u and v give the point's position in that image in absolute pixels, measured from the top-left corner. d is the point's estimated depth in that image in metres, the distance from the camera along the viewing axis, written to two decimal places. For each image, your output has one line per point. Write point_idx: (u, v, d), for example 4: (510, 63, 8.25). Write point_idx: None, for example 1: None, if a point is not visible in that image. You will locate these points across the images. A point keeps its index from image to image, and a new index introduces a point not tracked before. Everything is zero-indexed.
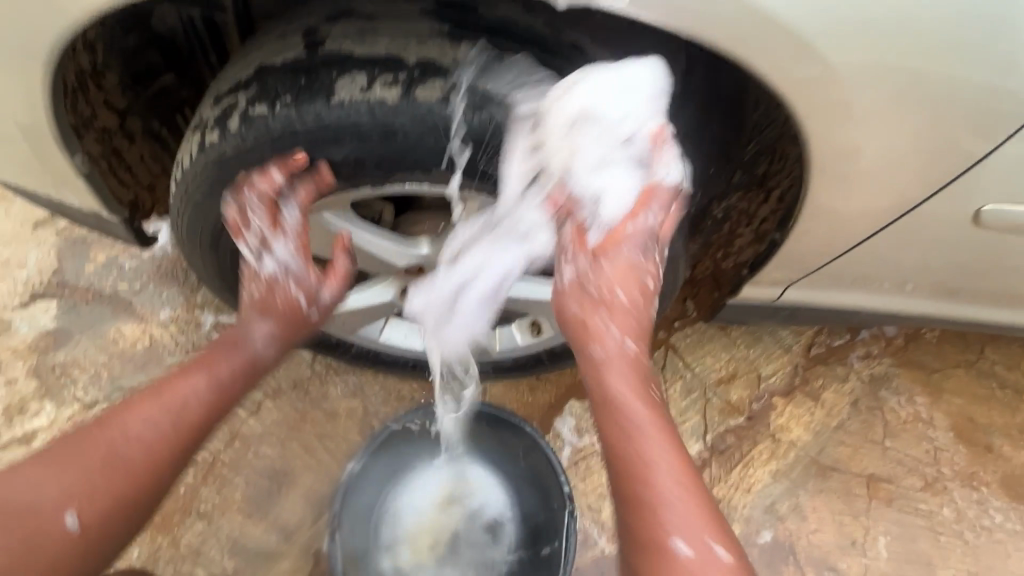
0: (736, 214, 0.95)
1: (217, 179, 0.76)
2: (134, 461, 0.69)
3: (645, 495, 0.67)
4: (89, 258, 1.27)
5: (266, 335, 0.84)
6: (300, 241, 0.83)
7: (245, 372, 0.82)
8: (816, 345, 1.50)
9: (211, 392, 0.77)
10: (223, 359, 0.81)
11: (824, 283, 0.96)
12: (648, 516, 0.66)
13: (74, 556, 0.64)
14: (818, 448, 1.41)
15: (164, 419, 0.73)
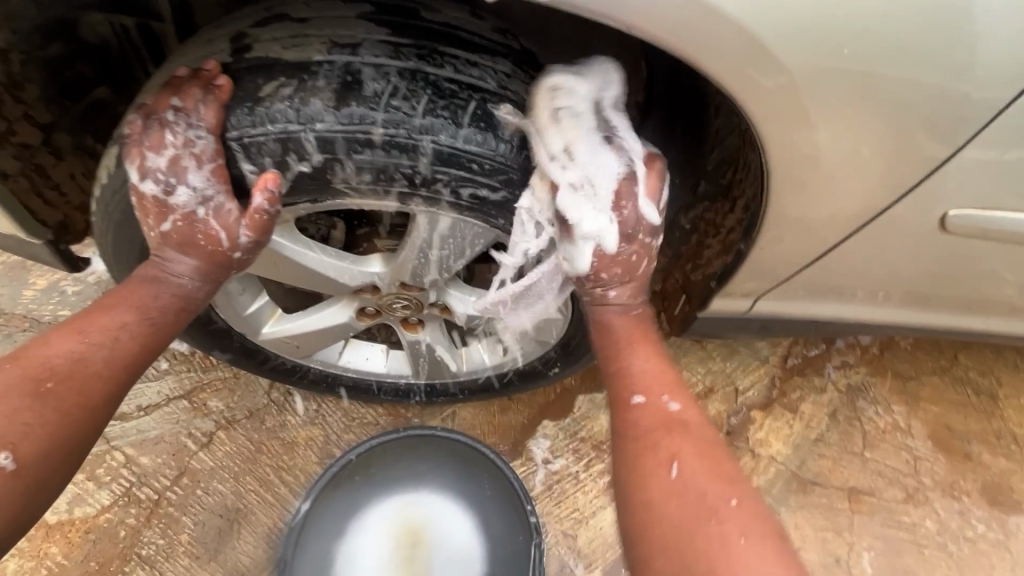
0: (703, 225, 0.92)
1: (139, 195, 0.69)
2: (65, 394, 0.63)
3: (639, 425, 0.71)
4: (28, 283, 1.19)
5: (190, 272, 0.73)
6: (219, 167, 0.68)
7: (173, 308, 0.72)
8: (792, 356, 1.48)
9: (141, 323, 0.70)
10: (145, 293, 0.72)
11: (794, 294, 0.93)
12: (640, 442, 0.70)
13: (10, 494, 0.59)
14: (799, 462, 1.37)
15: (93, 358, 0.66)
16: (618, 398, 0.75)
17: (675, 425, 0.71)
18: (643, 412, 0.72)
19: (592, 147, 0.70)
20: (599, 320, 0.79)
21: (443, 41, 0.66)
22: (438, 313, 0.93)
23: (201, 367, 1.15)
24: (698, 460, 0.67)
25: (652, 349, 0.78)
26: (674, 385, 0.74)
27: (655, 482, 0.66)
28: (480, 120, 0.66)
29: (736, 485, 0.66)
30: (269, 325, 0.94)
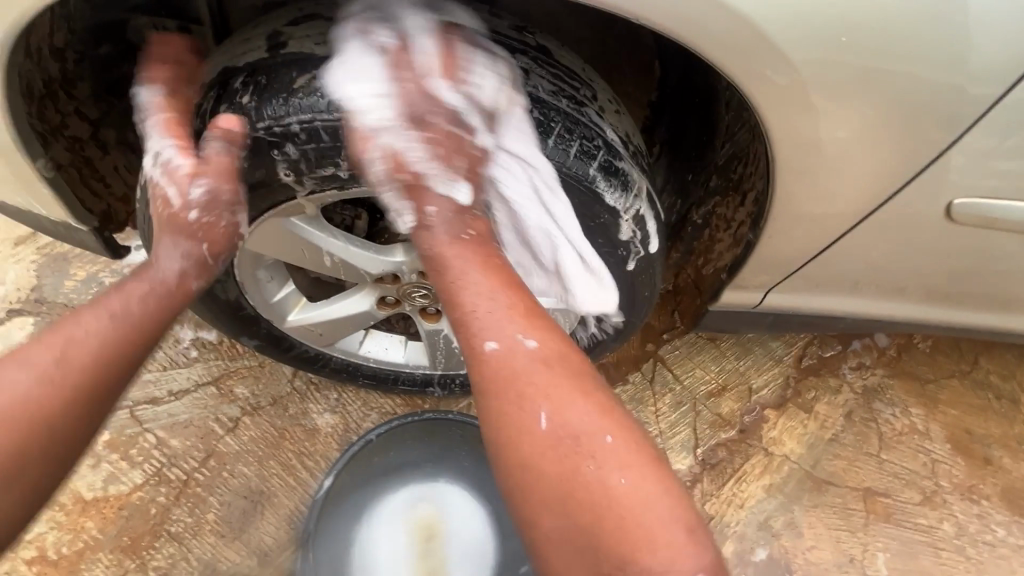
0: (714, 219, 0.94)
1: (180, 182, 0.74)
2: (26, 409, 0.60)
3: (497, 375, 0.64)
4: (69, 274, 1.26)
5: (179, 260, 0.73)
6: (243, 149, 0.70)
7: (152, 301, 0.70)
8: (807, 356, 1.48)
9: (118, 323, 0.67)
10: (124, 290, 0.70)
11: (804, 288, 0.94)
12: (502, 392, 0.64)
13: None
14: (813, 462, 1.37)
15: (58, 365, 0.63)
16: (469, 345, 0.67)
17: (535, 364, 0.64)
18: (500, 358, 0.65)
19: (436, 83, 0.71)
20: (439, 262, 0.72)
21: (461, 38, 0.70)
22: None
23: (229, 356, 1.20)
24: (566, 399, 0.62)
25: (500, 282, 0.70)
26: (529, 318, 0.67)
27: (527, 434, 0.61)
28: None
29: (612, 413, 0.63)
30: (294, 312, 0.98)
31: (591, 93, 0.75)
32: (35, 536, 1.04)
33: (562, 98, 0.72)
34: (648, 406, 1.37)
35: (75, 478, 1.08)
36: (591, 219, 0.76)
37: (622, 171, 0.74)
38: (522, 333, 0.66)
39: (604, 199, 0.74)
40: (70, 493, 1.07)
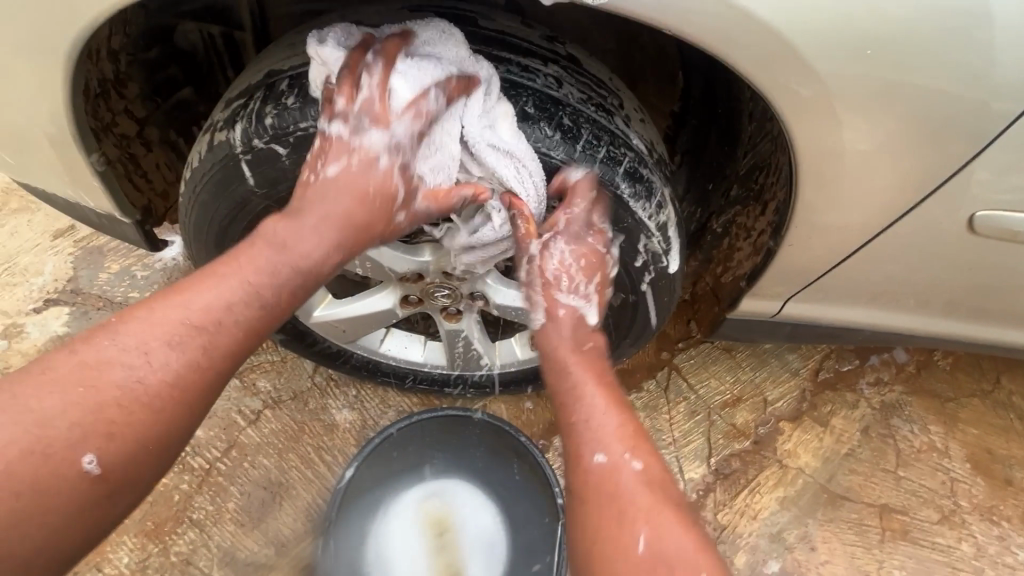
0: (734, 228, 0.95)
1: (222, 178, 0.78)
2: (159, 395, 0.60)
3: (598, 485, 0.69)
4: (104, 267, 1.31)
5: (315, 240, 0.70)
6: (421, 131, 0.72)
7: (290, 282, 0.69)
8: (824, 370, 1.48)
9: (258, 306, 0.66)
10: (260, 268, 0.68)
11: (822, 298, 0.95)
12: (598, 503, 0.67)
13: (97, 497, 0.57)
14: (828, 476, 1.36)
15: (198, 350, 0.62)
16: (575, 453, 0.72)
17: (637, 484, 0.68)
18: (604, 468, 0.69)
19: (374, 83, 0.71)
20: (557, 369, 0.80)
21: (496, 45, 0.72)
22: (476, 304, 0.99)
23: (252, 350, 1.24)
24: (665, 525, 0.64)
25: (617, 406, 0.75)
26: (637, 439, 0.72)
27: (621, 553, 0.63)
28: (526, 117, 0.71)
29: (709, 559, 0.62)
30: (320, 308, 1.01)
31: (618, 101, 0.77)
32: None
33: (589, 105, 0.74)
34: (662, 413, 1.38)
35: None
36: (614, 223, 0.77)
37: (646, 178, 0.76)
38: (628, 454, 0.70)
39: (627, 205, 0.76)
40: None
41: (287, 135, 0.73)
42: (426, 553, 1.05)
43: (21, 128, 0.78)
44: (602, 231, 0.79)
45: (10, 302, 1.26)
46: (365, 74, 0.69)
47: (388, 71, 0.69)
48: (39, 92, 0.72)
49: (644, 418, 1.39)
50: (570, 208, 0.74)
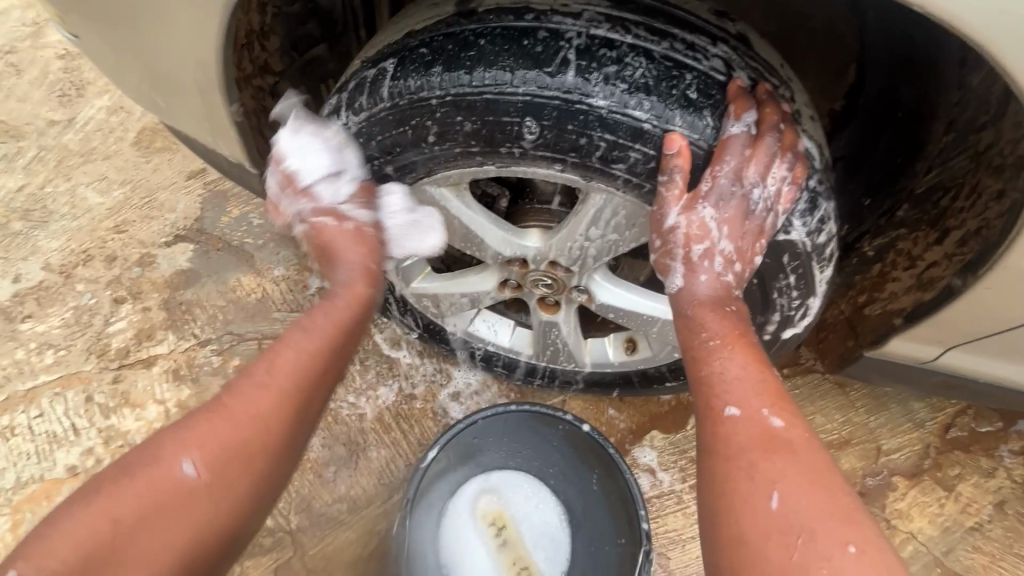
0: (893, 253, 0.82)
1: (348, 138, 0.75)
2: (244, 411, 0.67)
3: (731, 444, 0.60)
4: (226, 211, 1.40)
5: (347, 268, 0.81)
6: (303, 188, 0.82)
7: (351, 316, 0.78)
8: (956, 428, 1.25)
9: (333, 332, 0.76)
10: (329, 311, 0.77)
11: (997, 355, 0.80)
12: (729, 461, 0.60)
13: (205, 504, 0.63)
14: (945, 548, 1.16)
15: (273, 371, 0.70)
16: (704, 411, 0.64)
17: (779, 446, 0.59)
18: (738, 424, 0.61)
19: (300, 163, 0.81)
20: (689, 328, 0.68)
21: (660, 18, 0.64)
22: (577, 299, 0.92)
23: None
24: (802, 488, 0.56)
25: (756, 365, 0.65)
26: (776, 395, 0.63)
27: (751, 513, 0.56)
28: (687, 102, 0.63)
29: (853, 529, 0.54)
30: (417, 280, 1.00)
31: (787, 90, 0.68)
32: None
33: (757, 94, 0.65)
34: None
35: (207, 394, 1.20)
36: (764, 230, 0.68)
37: (813, 189, 0.67)
38: (767, 409, 0.61)
39: (791, 217, 0.68)
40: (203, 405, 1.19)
41: (431, 107, 0.67)
42: (496, 556, 1.02)
43: (173, 71, 0.81)
44: None
45: (146, 233, 1.38)
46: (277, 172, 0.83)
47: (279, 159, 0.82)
48: (196, 37, 0.74)
49: None
50: (781, 164, 0.65)
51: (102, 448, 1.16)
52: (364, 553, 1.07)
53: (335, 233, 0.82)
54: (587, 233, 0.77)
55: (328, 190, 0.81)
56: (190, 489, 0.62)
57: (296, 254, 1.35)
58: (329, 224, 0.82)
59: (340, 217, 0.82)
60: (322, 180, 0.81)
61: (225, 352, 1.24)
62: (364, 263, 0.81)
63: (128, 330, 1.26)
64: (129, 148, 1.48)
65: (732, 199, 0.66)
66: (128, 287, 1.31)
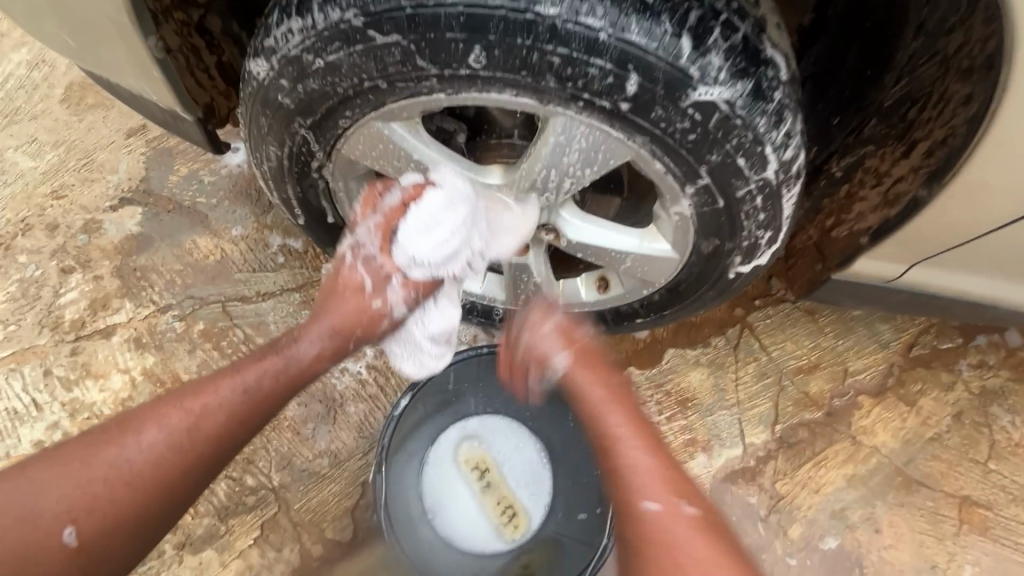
0: (860, 173, 0.81)
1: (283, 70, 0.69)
2: (136, 476, 0.69)
3: (655, 537, 0.68)
4: (173, 170, 1.31)
5: (314, 339, 0.83)
6: (384, 226, 0.83)
7: (283, 378, 0.80)
8: (918, 346, 1.29)
9: (255, 396, 0.77)
10: (268, 368, 0.80)
11: (961, 264, 0.81)
12: (655, 551, 0.67)
13: (76, 564, 0.66)
14: (906, 458, 1.22)
15: (181, 432, 0.72)
16: (629, 508, 0.71)
17: (696, 530, 0.68)
18: (660, 519, 0.68)
19: (430, 205, 0.79)
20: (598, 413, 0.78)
21: None
22: (545, 239, 0.88)
23: (312, 266, 1.23)
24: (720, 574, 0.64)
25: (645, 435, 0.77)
26: (688, 486, 0.72)
27: None
28: (643, 9, 0.59)
29: None
30: None
31: None
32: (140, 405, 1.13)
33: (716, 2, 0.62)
34: (727, 373, 1.24)
35: (173, 360, 1.17)
36: (728, 148, 0.66)
37: (778, 101, 0.65)
38: (685, 501, 0.70)
39: (755, 133, 0.65)
40: (170, 372, 1.16)
41: (368, 27, 0.62)
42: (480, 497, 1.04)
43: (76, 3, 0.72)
44: (716, 158, 0.66)
45: (87, 197, 1.29)
46: (392, 192, 0.82)
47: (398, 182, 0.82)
48: None
49: (708, 376, 1.25)
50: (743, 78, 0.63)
51: (67, 422, 1.13)
52: (349, 505, 1.08)
53: (356, 300, 0.85)
54: (550, 166, 0.74)
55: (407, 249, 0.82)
56: (73, 552, 0.66)
57: (253, 211, 1.28)
58: (363, 288, 0.85)
59: (376, 289, 0.85)
60: (421, 228, 0.81)
61: (188, 317, 1.20)
62: (345, 330, 0.84)
63: (81, 301, 1.20)
64: (58, 106, 1.36)
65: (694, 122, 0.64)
66: (75, 256, 1.24)
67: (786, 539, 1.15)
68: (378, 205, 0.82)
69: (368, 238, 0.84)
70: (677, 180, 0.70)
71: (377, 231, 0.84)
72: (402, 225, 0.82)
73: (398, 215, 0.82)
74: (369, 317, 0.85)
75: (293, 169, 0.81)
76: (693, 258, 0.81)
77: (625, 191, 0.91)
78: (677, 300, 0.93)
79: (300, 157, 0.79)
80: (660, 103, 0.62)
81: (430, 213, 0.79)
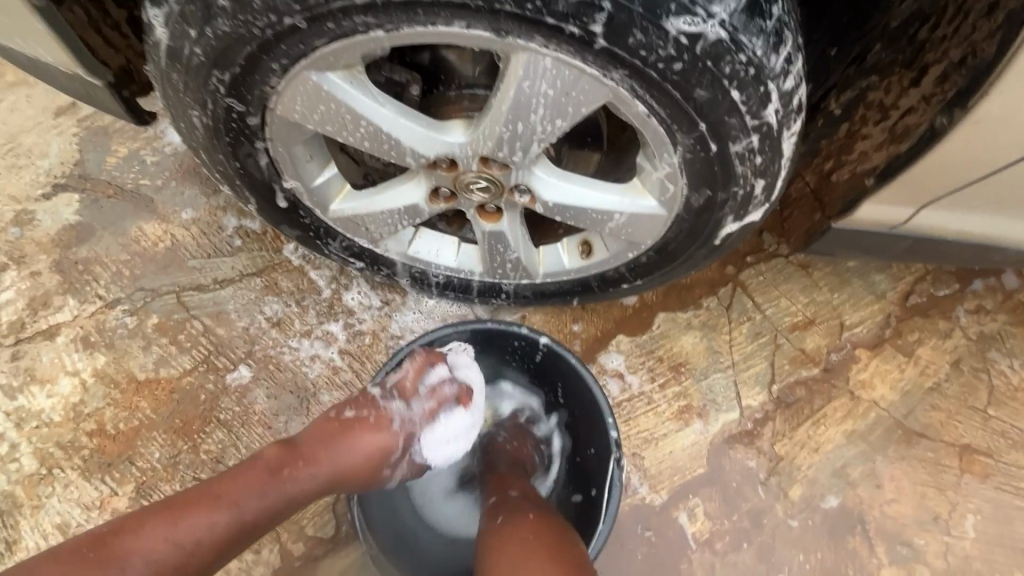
0: (863, 107, 0.73)
1: (199, 10, 0.60)
2: None
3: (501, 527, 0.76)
4: (111, 150, 1.19)
5: (316, 471, 0.76)
6: (432, 412, 0.86)
7: (282, 508, 0.72)
8: (915, 294, 1.24)
9: (255, 524, 0.69)
10: (272, 492, 0.71)
11: (972, 203, 0.74)
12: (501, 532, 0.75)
13: None
14: (905, 410, 1.18)
15: (169, 571, 0.62)
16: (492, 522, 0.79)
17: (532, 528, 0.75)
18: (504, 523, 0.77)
19: (461, 416, 0.88)
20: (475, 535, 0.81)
21: None
22: (520, 201, 0.80)
23: (272, 247, 1.13)
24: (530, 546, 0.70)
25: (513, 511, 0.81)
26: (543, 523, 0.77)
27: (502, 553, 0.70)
28: None
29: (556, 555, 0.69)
30: (336, 202, 0.86)
31: None
32: (94, 409, 1.05)
33: None
34: (720, 334, 1.18)
35: (127, 358, 1.08)
36: (720, 77, 0.57)
37: (776, 19, 0.57)
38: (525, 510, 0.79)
39: (748, 60, 0.56)
40: (124, 371, 1.07)
41: None
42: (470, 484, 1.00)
43: None
44: (704, 92, 0.58)
45: (17, 186, 1.17)
46: (445, 380, 0.88)
47: (452, 374, 0.89)
48: None
49: (701, 339, 1.19)
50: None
51: (15, 432, 1.04)
52: (329, 500, 1.01)
53: (365, 454, 0.80)
54: (514, 116, 0.65)
55: (432, 442, 0.86)
56: None
57: (203, 191, 1.17)
58: (387, 451, 0.82)
59: (393, 463, 0.83)
60: (446, 433, 0.87)
61: (140, 311, 1.10)
62: (345, 480, 0.79)
63: (19, 301, 1.10)
64: None
65: (680, 45, 0.55)
66: (8, 251, 1.13)
67: (785, 500, 1.12)
68: (432, 384, 0.87)
69: (417, 413, 0.85)
70: (661, 123, 0.62)
71: (423, 406, 0.86)
72: (438, 423, 0.86)
73: (443, 408, 0.87)
74: (367, 476, 0.81)
75: (227, 134, 0.74)
76: (682, 213, 0.73)
77: (604, 145, 0.82)
78: (669, 261, 0.85)
79: (232, 117, 0.70)
80: (636, 26, 0.54)
81: (463, 422, 0.88)
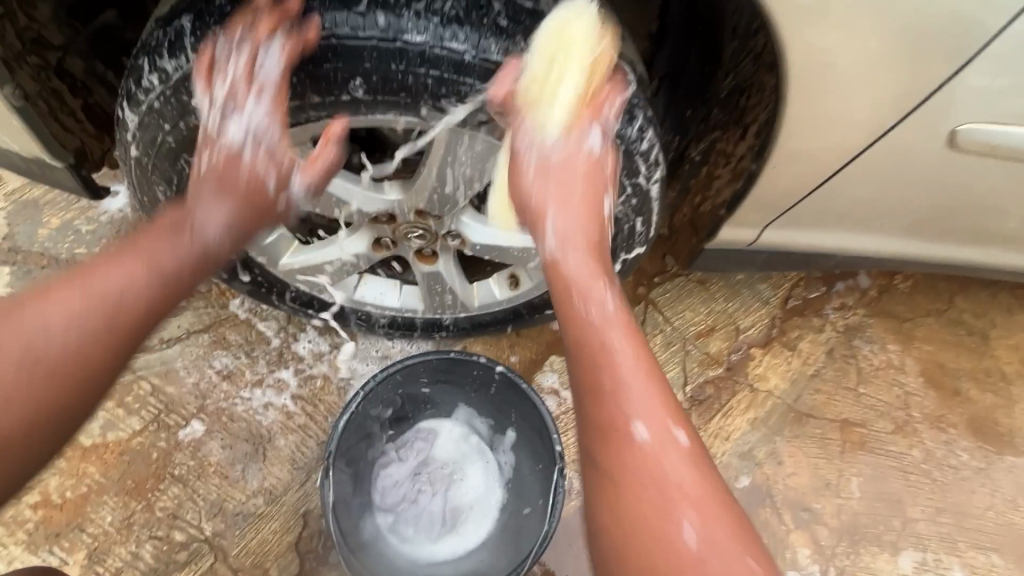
0: (714, 155, 0.93)
1: (173, 108, 0.72)
2: (58, 365, 0.59)
3: (625, 458, 0.68)
4: (42, 223, 1.20)
5: (220, 221, 0.73)
6: (277, 98, 0.70)
7: (204, 261, 0.72)
8: (793, 298, 1.48)
9: (165, 271, 0.67)
10: (182, 244, 0.70)
11: (801, 222, 0.98)
12: (634, 472, 0.67)
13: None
14: (795, 396, 1.40)
15: (95, 301, 0.62)
16: (613, 426, 0.69)
17: (680, 499, 0.66)
18: (648, 446, 0.68)
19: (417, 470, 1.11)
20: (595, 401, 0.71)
21: None
22: (452, 245, 0.93)
23: (218, 303, 1.18)
24: (698, 506, 0.66)
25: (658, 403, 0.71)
26: (668, 406, 0.70)
27: (643, 504, 0.66)
28: (499, 30, 0.68)
29: (719, 510, 0.66)
30: (287, 255, 0.96)
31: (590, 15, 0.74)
32: (37, 482, 1.05)
33: None
34: None
35: None
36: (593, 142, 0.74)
37: (628, 100, 0.75)
38: (646, 428, 0.68)
39: (614, 132, 0.75)
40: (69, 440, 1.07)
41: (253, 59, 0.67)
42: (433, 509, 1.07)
43: None
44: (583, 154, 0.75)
45: None
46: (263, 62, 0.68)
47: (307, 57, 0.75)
48: None
49: None
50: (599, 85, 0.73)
51: None
52: (291, 540, 1.05)
53: (228, 181, 0.73)
54: (441, 177, 0.80)
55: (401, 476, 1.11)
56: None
57: None
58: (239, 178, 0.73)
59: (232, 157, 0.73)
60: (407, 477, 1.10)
61: None
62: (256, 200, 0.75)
63: None
64: None
65: None
66: None
67: None
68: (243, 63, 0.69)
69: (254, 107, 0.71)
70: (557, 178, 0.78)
71: (247, 92, 0.70)
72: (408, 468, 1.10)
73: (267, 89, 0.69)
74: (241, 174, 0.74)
75: None
76: None
77: None
78: None
79: None
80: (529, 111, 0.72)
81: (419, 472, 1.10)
